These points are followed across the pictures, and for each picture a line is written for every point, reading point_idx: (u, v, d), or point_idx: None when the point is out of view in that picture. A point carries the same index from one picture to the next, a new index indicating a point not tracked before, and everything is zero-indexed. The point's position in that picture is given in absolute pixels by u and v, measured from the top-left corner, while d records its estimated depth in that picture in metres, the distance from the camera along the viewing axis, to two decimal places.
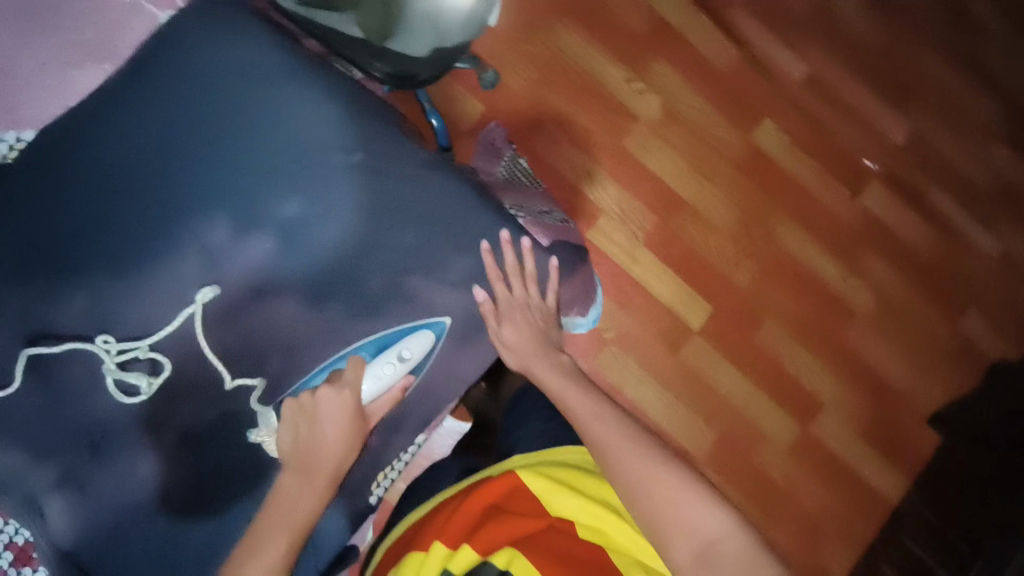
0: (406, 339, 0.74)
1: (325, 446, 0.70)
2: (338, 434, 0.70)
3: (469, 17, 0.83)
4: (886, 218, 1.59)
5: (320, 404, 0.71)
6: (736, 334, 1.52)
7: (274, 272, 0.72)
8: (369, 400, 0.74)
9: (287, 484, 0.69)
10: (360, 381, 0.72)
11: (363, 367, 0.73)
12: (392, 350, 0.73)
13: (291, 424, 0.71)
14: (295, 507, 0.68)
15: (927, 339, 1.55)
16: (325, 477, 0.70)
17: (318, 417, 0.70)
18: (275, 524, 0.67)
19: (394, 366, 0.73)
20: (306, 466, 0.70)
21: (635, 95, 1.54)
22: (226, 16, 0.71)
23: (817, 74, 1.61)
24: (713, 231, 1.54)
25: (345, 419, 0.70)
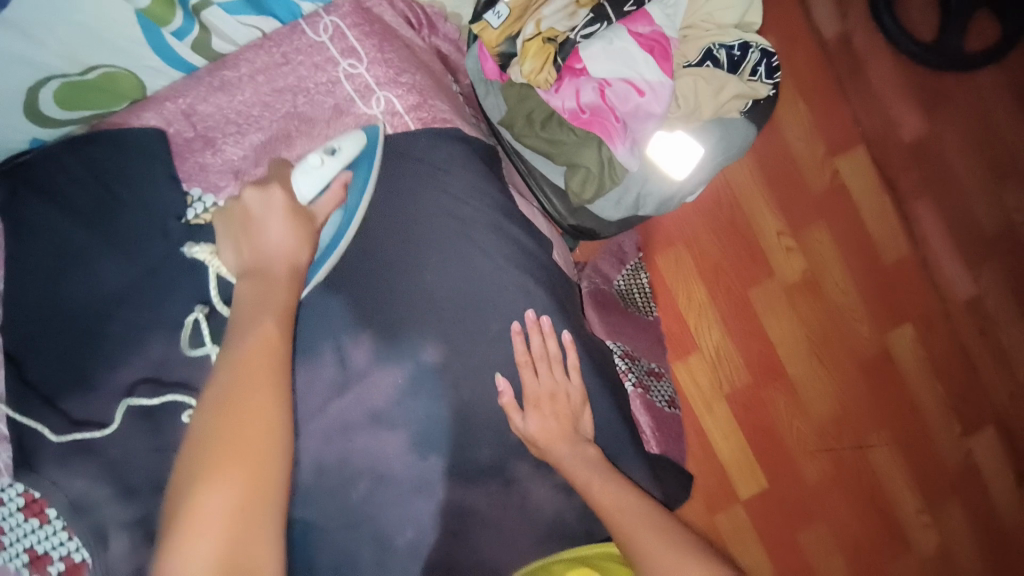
0: (335, 138, 0.67)
1: (270, 244, 0.57)
2: (283, 221, 0.58)
3: (671, 200, 0.81)
4: (988, 473, 1.52)
5: (250, 204, 0.60)
6: (781, 526, 1.44)
7: (396, 408, 0.70)
8: (307, 196, 0.63)
9: (246, 287, 0.55)
10: (287, 179, 0.63)
11: (288, 172, 0.63)
12: (320, 148, 0.65)
13: (229, 235, 0.61)
14: (263, 296, 0.54)
15: None
16: (281, 260, 0.57)
17: (252, 215, 0.59)
18: (244, 317, 0.53)
19: (323, 157, 0.64)
20: (254, 271, 0.56)
21: (781, 251, 1.45)
22: (453, 154, 0.72)
23: (981, 299, 1.53)
24: (801, 415, 1.46)
25: (282, 211, 0.59)
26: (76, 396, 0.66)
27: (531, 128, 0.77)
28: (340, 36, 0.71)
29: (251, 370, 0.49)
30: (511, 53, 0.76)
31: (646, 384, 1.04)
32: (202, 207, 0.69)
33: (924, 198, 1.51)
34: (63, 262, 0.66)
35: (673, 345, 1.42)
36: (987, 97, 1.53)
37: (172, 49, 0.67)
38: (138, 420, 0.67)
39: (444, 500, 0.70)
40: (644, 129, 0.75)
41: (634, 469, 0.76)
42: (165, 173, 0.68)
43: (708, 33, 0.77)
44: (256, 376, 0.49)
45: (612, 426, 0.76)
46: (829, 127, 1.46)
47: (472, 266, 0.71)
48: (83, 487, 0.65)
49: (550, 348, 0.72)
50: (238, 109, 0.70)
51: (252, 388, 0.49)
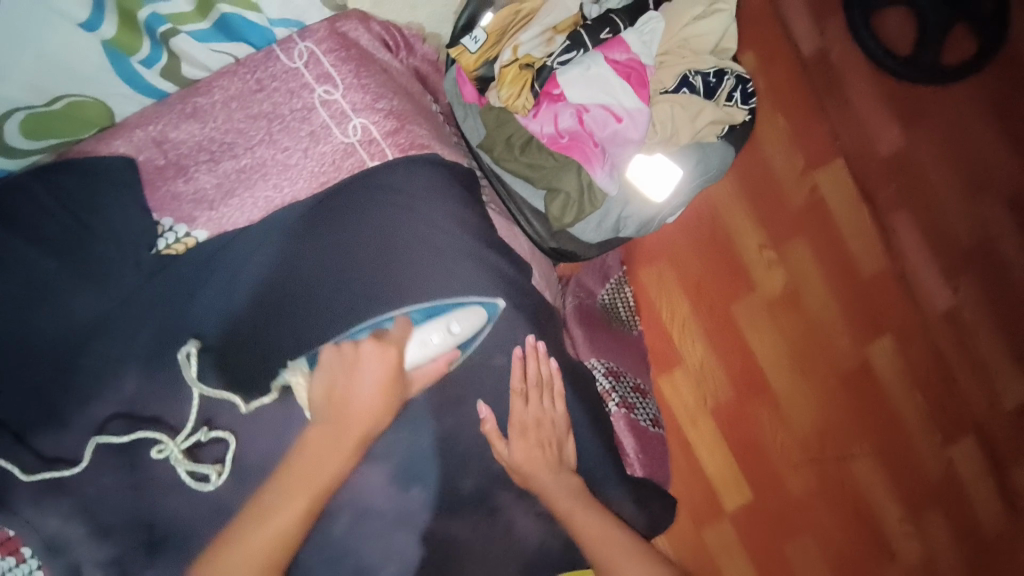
0: (457, 311, 0.68)
1: (358, 410, 0.62)
2: (377, 391, 0.63)
3: (650, 222, 0.82)
4: (969, 483, 1.54)
5: (361, 359, 0.63)
6: (768, 539, 1.45)
7: (379, 439, 0.67)
8: (412, 365, 0.66)
9: (318, 444, 0.61)
10: (403, 346, 0.65)
11: (408, 333, 0.66)
12: (440, 318, 0.67)
13: (326, 373, 0.63)
14: (317, 470, 0.60)
15: None
16: (358, 435, 0.62)
17: (355, 373, 0.63)
18: (289, 482, 0.60)
19: (443, 336, 0.66)
20: (333, 423, 0.62)
21: (763, 265, 1.46)
22: (429, 182, 0.71)
23: (959, 310, 1.56)
24: (785, 428, 1.47)
25: (379, 382, 0.63)
26: (45, 432, 0.64)
27: (510, 152, 0.77)
28: (315, 62, 0.70)
29: (258, 547, 0.57)
30: (489, 77, 0.76)
31: (630, 403, 1.04)
32: (173, 237, 0.67)
33: (902, 212, 1.54)
34: (31, 294, 0.64)
35: (657, 360, 1.42)
36: (962, 111, 1.56)
37: (144, 77, 0.67)
38: (108, 456, 0.64)
39: (424, 533, 0.68)
40: (621, 155, 0.75)
41: (616, 494, 0.76)
42: (137, 204, 0.67)
43: (686, 59, 0.77)
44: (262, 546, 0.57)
45: (594, 452, 0.76)
46: (808, 143, 1.47)
47: (454, 293, 0.69)
48: (56, 526, 0.63)
49: (543, 374, 0.73)
50: (211, 136, 0.69)
51: (254, 563, 0.57)
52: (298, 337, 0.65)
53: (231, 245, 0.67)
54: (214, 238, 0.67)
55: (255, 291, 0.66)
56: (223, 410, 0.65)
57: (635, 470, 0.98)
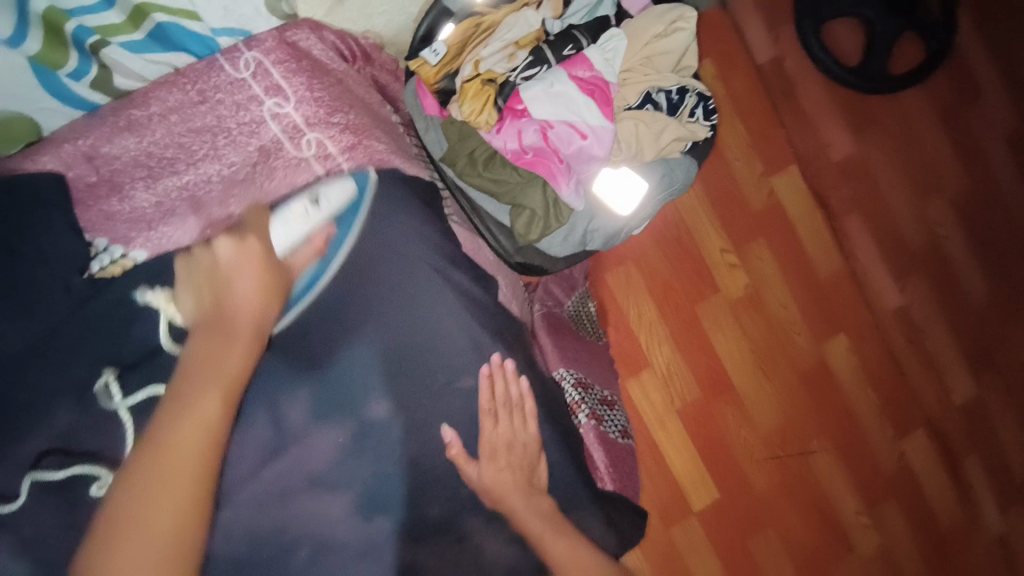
0: (321, 182, 0.66)
1: (239, 297, 0.58)
2: (253, 276, 0.59)
3: (617, 235, 0.81)
4: (921, 474, 1.60)
5: (221, 255, 0.60)
6: (735, 537, 1.47)
7: (338, 469, 0.66)
8: (284, 249, 0.63)
9: (202, 347, 0.56)
10: (266, 229, 0.63)
11: (267, 218, 0.64)
12: (303, 193, 0.66)
13: (193, 284, 0.60)
14: (218, 363, 0.55)
15: None
16: (250, 322, 0.58)
17: (224, 271, 0.59)
18: (192, 382, 0.54)
19: (307, 209, 0.65)
20: (219, 326, 0.57)
21: (725, 268, 1.49)
22: (390, 199, 0.69)
23: (909, 308, 1.62)
24: (749, 428, 1.50)
25: (256, 266, 0.59)
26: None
27: (473, 167, 0.75)
28: (263, 73, 0.67)
29: (178, 453, 0.50)
30: (451, 89, 0.75)
31: (599, 414, 1.04)
32: (108, 258, 0.63)
33: (854, 214, 1.59)
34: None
35: (625, 363, 1.44)
36: (908, 118, 1.62)
37: (71, 87, 0.64)
38: (43, 497, 0.59)
39: (395, 560, 0.67)
40: (587, 171, 0.74)
41: (588, 512, 0.75)
42: (70, 228, 0.63)
43: (649, 77, 0.77)
44: (186, 456, 0.50)
45: (566, 471, 0.75)
46: (766, 148, 1.51)
47: (419, 315, 0.68)
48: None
49: (511, 392, 0.72)
50: (150, 151, 0.65)
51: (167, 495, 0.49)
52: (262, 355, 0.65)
53: (172, 265, 0.63)
54: (156, 259, 0.63)
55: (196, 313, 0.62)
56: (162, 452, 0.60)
57: (606, 485, 0.95)
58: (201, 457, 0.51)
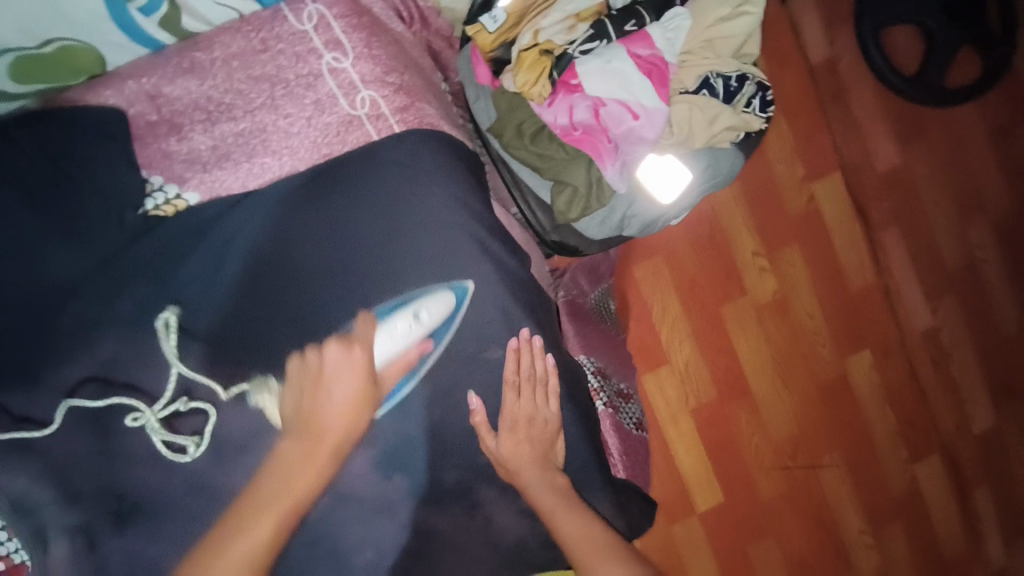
0: (425, 295, 0.67)
1: (328, 422, 0.64)
2: (348, 397, 0.64)
3: (654, 223, 0.81)
4: (931, 499, 1.58)
5: (327, 361, 0.65)
6: (735, 540, 1.48)
7: (361, 425, 0.66)
8: (382, 360, 0.66)
9: (290, 454, 0.64)
10: (370, 339, 0.66)
11: (373, 328, 0.66)
12: (405, 308, 0.66)
13: (295, 385, 0.65)
14: (293, 483, 0.64)
15: None
16: (328, 453, 0.64)
17: (327, 380, 0.64)
18: (274, 495, 0.63)
19: (410, 325, 0.66)
20: (309, 435, 0.64)
21: (755, 271, 1.46)
22: (431, 161, 0.69)
23: (938, 330, 1.59)
24: (762, 433, 1.49)
25: (352, 388, 0.64)
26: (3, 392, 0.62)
27: (520, 140, 0.75)
28: (325, 27, 0.67)
29: (252, 543, 0.62)
30: (505, 59, 0.74)
31: (615, 404, 1.04)
32: (162, 197, 0.65)
33: (893, 230, 1.56)
34: (7, 246, 0.61)
35: (644, 356, 1.43)
36: (960, 136, 1.58)
37: (138, 22, 0.63)
38: (80, 423, 0.64)
39: (408, 517, 0.68)
40: (634, 153, 0.73)
41: (600, 496, 0.76)
42: (125, 162, 0.63)
43: (707, 61, 0.75)
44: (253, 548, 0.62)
45: (583, 453, 0.75)
46: (810, 153, 1.47)
47: (453, 282, 0.68)
48: (25, 487, 0.64)
49: (537, 368, 0.72)
50: (209, 95, 0.66)
51: None
52: (295, 300, 0.65)
53: (221, 213, 0.65)
54: (206, 203, 0.65)
55: (246, 262, 0.65)
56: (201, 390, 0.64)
57: (617, 471, 0.96)
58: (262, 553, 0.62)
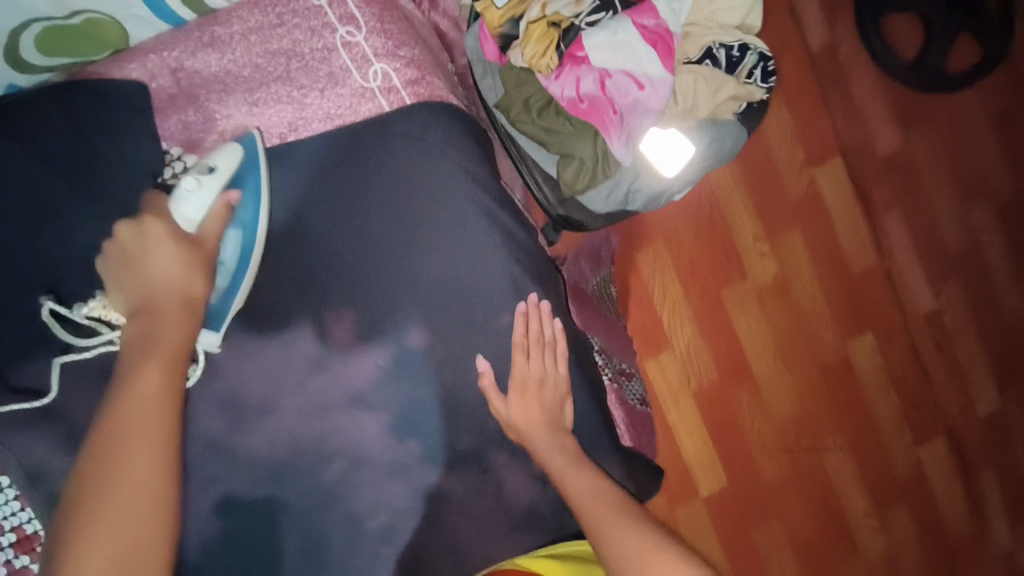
0: (208, 152, 0.64)
1: (163, 281, 0.58)
2: (174, 257, 0.58)
3: (659, 198, 0.82)
4: (936, 480, 1.60)
5: (126, 242, 0.59)
6: (739, 523, 1.49)
7: (378, 390, 0.70)
8: (191, 225, 0.61)
9: (132, 331, 0.56)
10: (164, 210, 0.61)
11: (164, 200, 0.62)
12: (196, 165, 0.63)
13: (110, 277, 0.59)
14: (155, 340, 0.55)
15: None
16: (178, 303, 0.58)
17: (136, 253, 0.58)
18: (137, 362, 0.54)
19: (200, 179, 0.62)
20: (145, 307, 0.57)
21: (756, 256, 1.48)
22: (440, 132, 0.70)
23: (941, 312, 1.61)
24: (765, 416, 1.51)
25: (175, 250, 0.59)
26: (18, 362, 0.64)
27: (528, 114, 0.76)
28: (339, 1, 0.69)
29: (124, 421, 0.52)
30: (513, 34, 0.75)
31: (620, 381, 1.05)
32: (180, 167, 0.67)
33: (894, 213, 1.57)
34: (29, 216, 0.63)
35: (648, 340, 1.44)
36: (961, 119, 1.59)
37: (166, 2, 0.66)
38: (98, 387, 0.66)
39: (420, 479, 0.71)
40: (640, 125, 0.74)
41: (610, 462, 0.77)
42: (148, 133, 0.66)
43: (711, 32, 0.78)
44: (128, 436, 0.51)
45: (592, 419, 0.76)
46: (810, 137, 1.49)
47: (463, 253, 0.70)
48: (41, 455, 0.66)
49: (545, 333, 0.72)
50: (228, 68, 0.68)
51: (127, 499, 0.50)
52: (311, 268, 0.69)
53: (238, 188, 0.66)
54: None
55: (264, 233, 0.67)
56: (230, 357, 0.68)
57: (623, 440, 0.98)
58: (148, 429, 0.52)
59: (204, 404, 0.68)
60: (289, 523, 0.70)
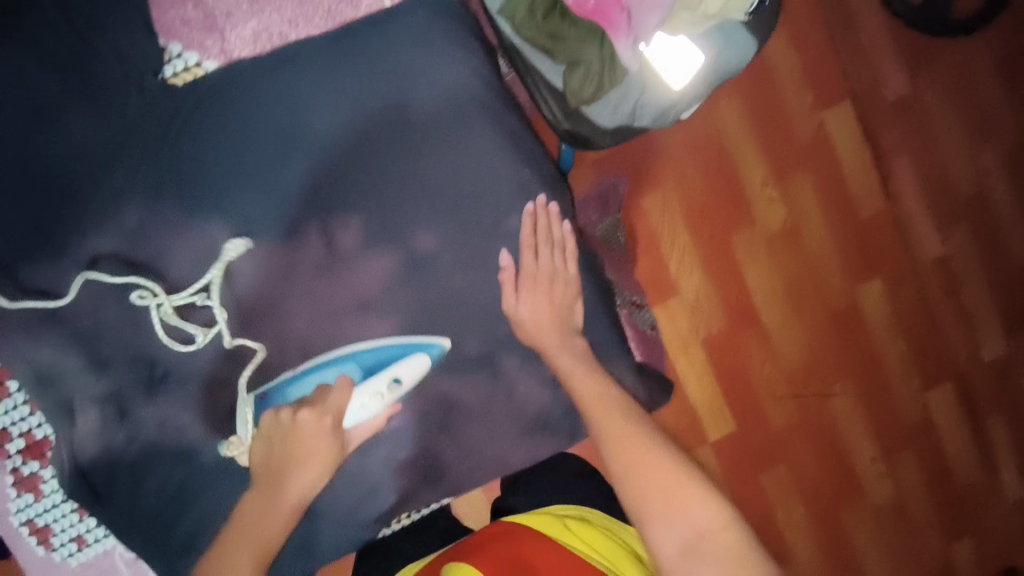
0: (400, 362, 0.70)
1: (299, 476, 0.67)
2: (317, 459, 0.67)
3: (665, 114, 0.82)
4: (945, 426, 1.60)
5: (300, 423, 0.67)
6: (747, 469, 1.50)
7: (386, 294, 0.70)
8: (352, 424, 0.69)
9: (254, 501, 0.67)
10: (344, 407, 0.68)
11: (350, 394, 0.68)
12: (385, 374, 0.69)
13: (267, 437, 0.68)
14: (262, 526, 0.66)
15: (918, 549, 1.58)
16: (297, 499, 0.67)
17: (295, 440, 0.67)
18: (241, 536, 0.65)
19: (385, 393, 0.69)
20: (272, 485, 0.67)
21: (765, 201, 1.47)
22: (442, 33, 0.69)
23: (950, 257, 1.59)
24: (773, 363, 1.50)
25: (324, 448, 0.67)
26: (30, 262, 0.66)
27: (532, 19, 0.75)
28: None
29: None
30: None
31: (631, 310, 1.05)
32: (181, 64, 0.69)
33: (904, 157, 1.55)
34: (33, 116, 0.64)
35: (654, 286, 1.44)
36: (974, 59, 1.56)
37: None
38: (110, 292, 0.67)
39: (434, 385, 0.72)
40: (648, 24, 0.72)
41: (622, 366, 0.77)
42: (144, 28, 0.66)
43: None
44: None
45: (603, 325, 0.76)
46: (820, 78, 1.46)
47: (470, 154, 0.69)
48: (59, 361, 0.67)
49: (554, 233, 0.72)
50: None
51: None
52: (316, 171, 0.68)
53: (246, 83, 0.67)
54: (226, 70, 0.67)
55: (269, 135, 0.67)
56: (242, 263, 0.68)
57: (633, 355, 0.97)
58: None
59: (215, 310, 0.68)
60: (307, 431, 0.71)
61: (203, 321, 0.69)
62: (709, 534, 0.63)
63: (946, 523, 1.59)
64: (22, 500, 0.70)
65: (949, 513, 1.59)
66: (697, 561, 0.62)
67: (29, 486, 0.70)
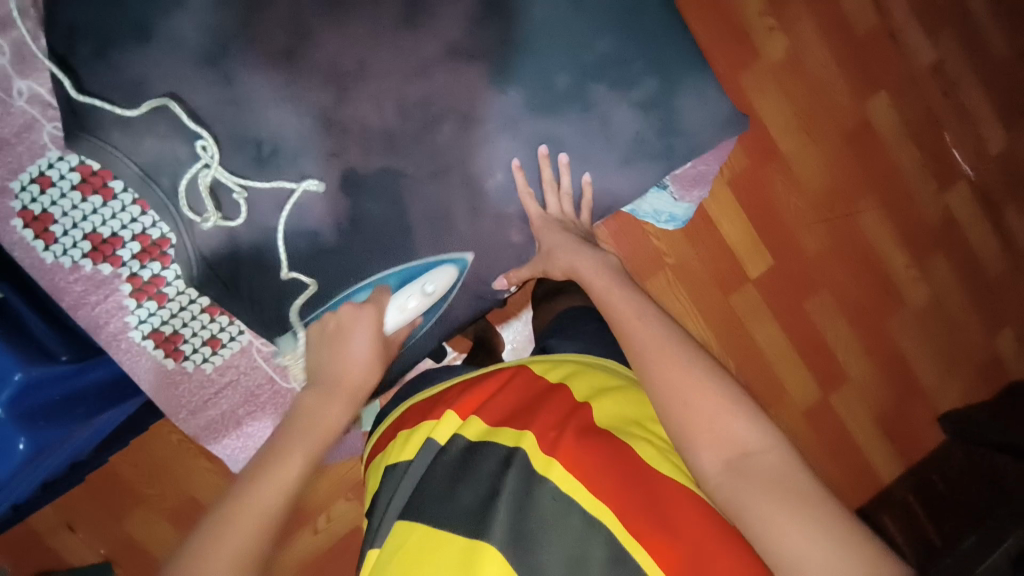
0: (429, 272, 0.73)
1: (356, 356, 0.68)
2: (368, 340, 0.69)
3: None
4: (966, 225, 1.42)
5: (344, 318, 0.70)
6: (789, 295, 1.30)
7: (469, 41, 0.70)
8: (391, 329, 0.73)
9: (309, 401, 0.63)
10: (384, 307, 0.71)
11: (387, 299, 0.71)
12: (415, 283, 0.72)
13: (320, 341, 0.70)
14: (321, 414, 0.62)
15: (962, 347, 1.42)
16: (355, 379, 0.66)
17: (347, 332, 0.69)
18: (299, 428, 0.60)
19: (419, 300, 0.73)
20: (327, 382, 0.65)
21: (766, 32, 1.24)
22: None
23: (942, 61, 1.39)
24: (798, 189, 1.28)
25: (367, 346, 0.69)
26: (115, 48, 0.64)
27: None
28: None
29: (256, 509, 0.53)
30: None
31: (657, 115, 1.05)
32: None
33: None
34: None
35: None
36: None
37: None
38: (201, 71, 0.66)
39: (531, 132, 0.72)
40: None
41: (689, 92, 0.76)
42: None
43: None
44: (267, 506, 0.53)
45: (666, 55, 0.75)
46: None
47: None
48: (158, 148, 0.66)
49: (560, 182, 0.75)
50: None
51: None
52: None
53: None
54: None
55: None
56: (321, 27, 0.67)
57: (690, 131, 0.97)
58: (285, 503, 0.54)
59: (306, 72, 0.67)
60: (409, 215, 0.71)
61: (290, 89, 0.67)
62: (758, 455, 0.54)
63: (981, 315, 1.43)
64: (143, 310, 0.71)
65: (985, 310, 1.43)
66: (745, 479, 0.53)
67: (149, 292, 0.71)
